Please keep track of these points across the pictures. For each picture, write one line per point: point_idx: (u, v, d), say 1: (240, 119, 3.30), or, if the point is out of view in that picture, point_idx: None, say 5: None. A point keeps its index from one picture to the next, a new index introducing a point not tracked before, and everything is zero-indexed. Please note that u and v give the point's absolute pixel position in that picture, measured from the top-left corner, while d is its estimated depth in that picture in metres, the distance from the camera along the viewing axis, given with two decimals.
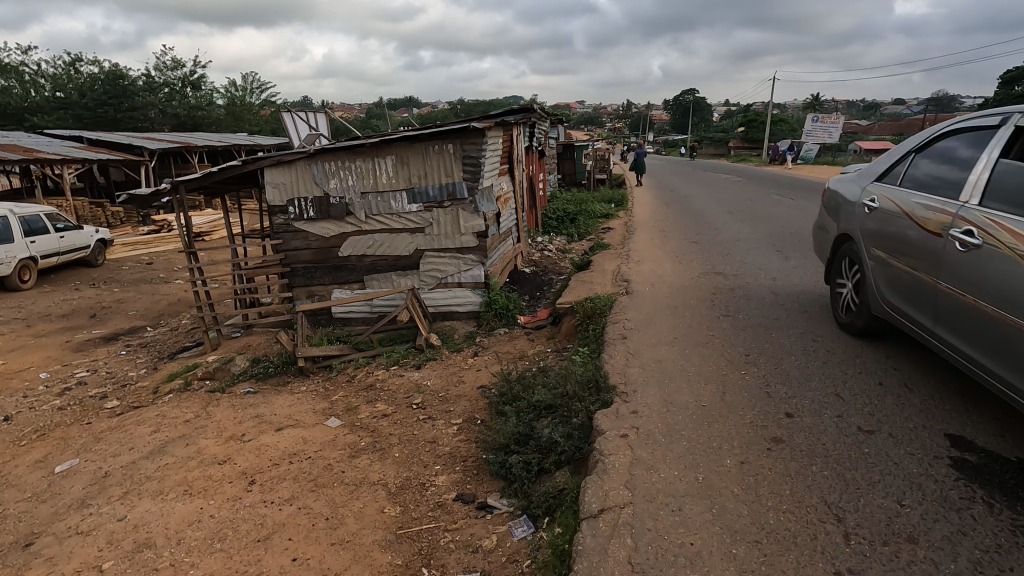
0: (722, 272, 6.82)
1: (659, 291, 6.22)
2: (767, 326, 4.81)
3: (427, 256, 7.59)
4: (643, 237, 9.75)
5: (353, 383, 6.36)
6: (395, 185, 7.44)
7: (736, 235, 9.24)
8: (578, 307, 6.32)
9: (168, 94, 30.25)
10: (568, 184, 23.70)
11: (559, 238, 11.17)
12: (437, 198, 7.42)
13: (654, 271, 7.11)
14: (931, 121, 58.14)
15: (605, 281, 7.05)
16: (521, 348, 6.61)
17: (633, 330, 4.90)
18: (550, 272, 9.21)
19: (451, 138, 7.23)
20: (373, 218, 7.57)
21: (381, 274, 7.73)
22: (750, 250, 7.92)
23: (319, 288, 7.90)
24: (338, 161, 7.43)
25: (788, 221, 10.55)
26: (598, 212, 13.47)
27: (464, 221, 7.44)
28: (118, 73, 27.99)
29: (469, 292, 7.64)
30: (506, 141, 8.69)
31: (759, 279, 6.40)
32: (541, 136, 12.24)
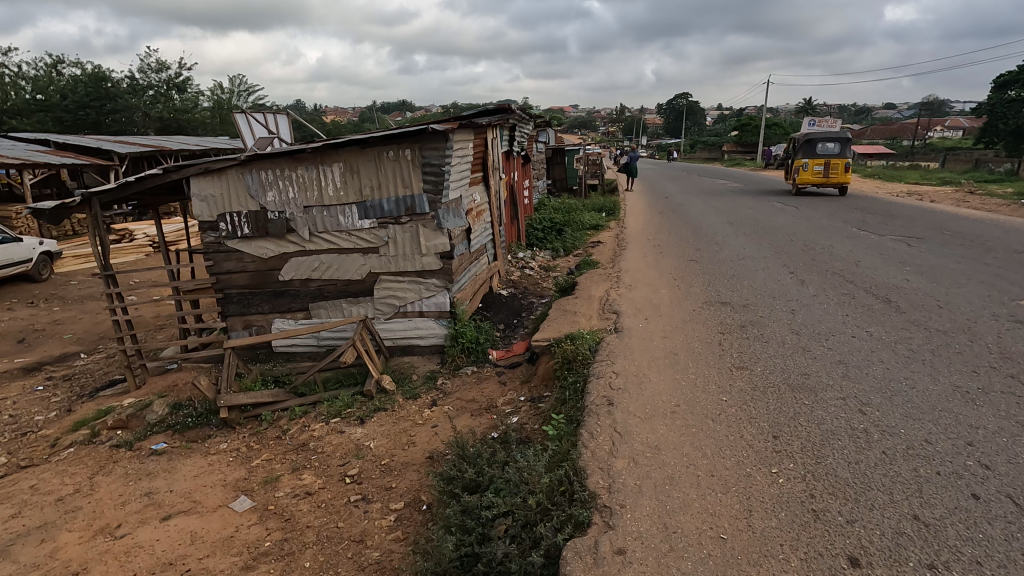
0: (731, 302, 5.76)
1: (657, 326, 5.15)
2: (797, 386, 3.73)
3: (382, 280, 6.47)
4: (636, 253, 8.69)
5: (283, 441, 5.22)
6: (343, 197, 6.32)
7: (741, 251, 8.20)
8: (557, 347, 5.23)
9: (150, 95, 29.03)
10: (559, 190, 22.75)
11: (543, 254, 10.10)
12: (393, 212, 6.30)
13: (651, 298, 6.04)
14: (921, 124, 57.78)
15: (590, 312, 5.95)
16: (489, 396, 5.50)
17: (623, 390, 3.82)
18: (530, 294, 8.12)
19: (408, 143, 6.12)
20: (319, 236, 6.44)
21: (329, 302, 6.59)
22: (761, 272, 6.87)
23: (257, 318, 6.73)
24: (276, 169, 6.31)
25: (797, 235, 9.53)
26: (587, 222, 12.42)
27: (424, 240, 6.33)
28: (101, 74, 26.65)
29: (432, 323, 6.52)
30: (478, 146, 7.60)
31: (776, 312, 5.33)
32: (524, 140, 11.15)
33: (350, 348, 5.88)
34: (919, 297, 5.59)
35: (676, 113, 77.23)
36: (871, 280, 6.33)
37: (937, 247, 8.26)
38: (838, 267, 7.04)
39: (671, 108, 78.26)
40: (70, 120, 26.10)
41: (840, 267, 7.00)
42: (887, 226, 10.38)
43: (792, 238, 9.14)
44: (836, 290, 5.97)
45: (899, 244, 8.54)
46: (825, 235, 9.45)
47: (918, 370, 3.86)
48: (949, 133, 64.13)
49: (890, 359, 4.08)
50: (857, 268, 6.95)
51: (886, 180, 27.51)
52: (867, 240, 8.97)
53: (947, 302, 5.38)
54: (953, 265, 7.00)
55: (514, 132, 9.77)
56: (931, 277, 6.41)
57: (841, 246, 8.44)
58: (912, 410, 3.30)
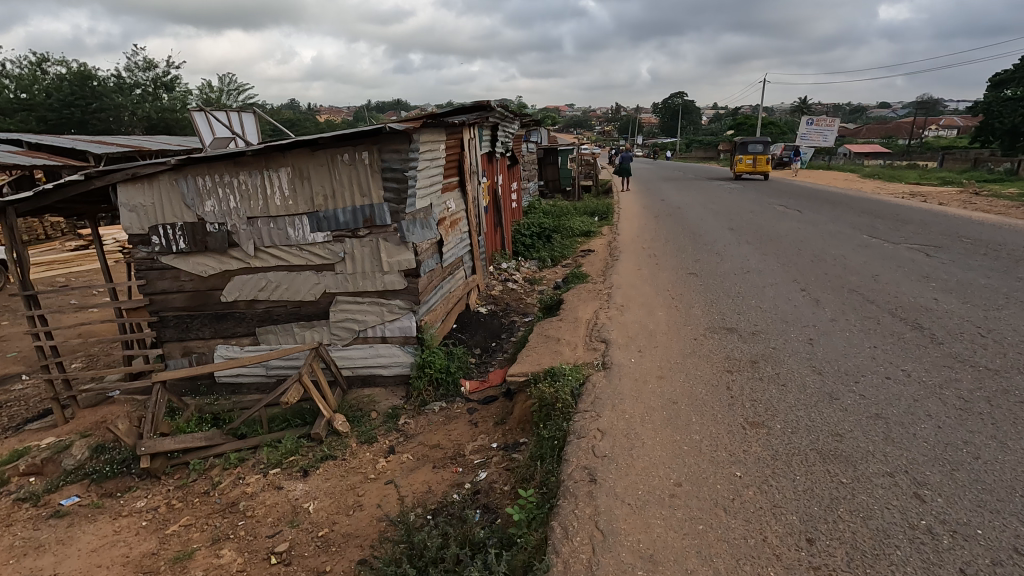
0: (737, 328, 4.99)
1: (653, 361, 4.36)
2: (829, 454, 2.94)
3: (339, 302, 5.66)
4: (630, 264, 7.92)
5: (211, 499, 4.40)
6: (292, 207, 5.50)
7: (746, 264, 7.44)
8: (535, 385, 4.44)
9: (138, 95, 27.48)
10: (552, 191, 22.00)
11: (529, 264, 9.33)
12: (350, 224, 5.49)
13: (646, 323, 5.25)
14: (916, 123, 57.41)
15: (576, 340, 5.16)
16: (457, 442, 4.71)
17: (610, 459, 3.02)
18: (511, 311, 7.32)
19: (366, 145, 5.30)
20: (266, 251, 5.62)
21: (279, 327, 5.77)
22: (769, 291, 6.09)
23: (197, 344, 5.90)
24: (215, 174, 5.48)
25: (804, 243, 8.78)
26: (578, 228, 11.65)
27: (385, 256, 5.52)
28: (81, 72, 25.77)
29: (396, 350, 5.71)
30: (452, 147, 6.79)
31: (792, 343, 4.55)
32: (510, 140, 10.33)
33: (296, 385, 5.06)
34: (955, 323, 4.83)
35: (671, 112, 76.61)
36: (895, 300, 5.58)
37: (959, 258, 7.52)
38: (855, 283, 6.28)
39: (667, 107, 77.65)
40: (54, 117, 24.27)
41: (858, 284, 6.23)
42: (898, 232, 9.67)
43: (800, 247, 8.39)
44: (857, 314, 5.21)
45: (917, 255, 7.80)
46: (835, 243, 8.70)
47: (977, 431, 3.09)
48: (943, 132, 63.86)
49: (940, 412, 3.30)
50: (877, 285, 6.18)
51: (885, 180, 26.93)
52: (881, 249, 8.22)
53: (990, 330, 4.62)
54: (984, 280, 6.27)
55: (498, 132, 8.95)
56: (963, 295, 5.67)
57: (854, 257, 7.70)
58: (986, 497, 2.52)
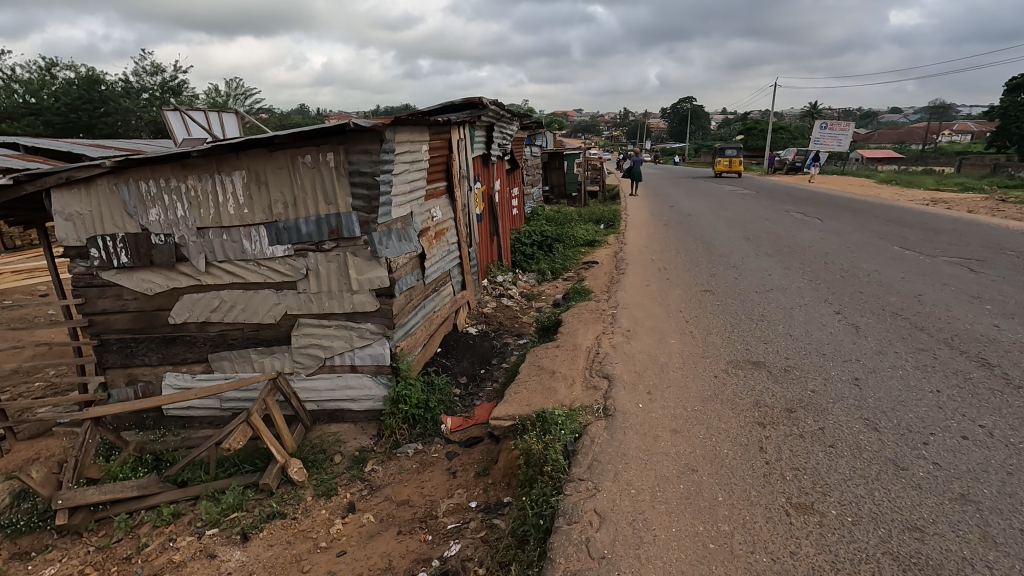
0: (766, 363, 4.19)
1: (666, 408, 3.57)
2: (911, 565, 2.15)
3: (302, 325, 4.92)
4: (637, 280, 7.15)
5: (132, 568, 3.67)
6: (248, 215, 4.78)
7: (767, 281, 6.63)
8: (524, 433, 3.67)
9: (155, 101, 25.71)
10: (557, 197, 21.22)
11: (528, 277, 8.57)
12: (313, 236, 4.76)
13: (657, 354, 4.46)
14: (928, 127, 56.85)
15: (573, 375, 4.38)
16: (430, 498, 3.94)
17: (612, 565, 2.23)
18: (504, 331, 6.56)
19: (331, 144, 4.57)
20: (219, 266, 4.90)
21: (234, 353, 5.05)
22: (798, 316, 5.28)
23: (143, 371, 5.18)
24: (159, 178, 4.76)
25: (830, 255, 7.97)
26: (582, 237, 10.87)
27: (354, 273, 4.78)
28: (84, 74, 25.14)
29: (368, 381, 4.96)
30: (438, 149, 6.05)
31: (836, 385, 3.75)
32: (509, 142, 9.58)
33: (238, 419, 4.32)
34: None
35: (680, 117, 75.68)
36: (949, 327, 4.80)
37: (1007, 274, 6.69)
38: (896, 305, 5.47)
39: (676, 112, 76.69)
40: (62, 123, 22.31)
41: (900, 306, 5.42)
42: (930, 244, 8.84)
43: (827, 261, 7.58)
44: (907, 346, 4.41)
45: (959, 269, 6.98)
46: (864, 256, 7.88)
47: None
48: (959, 137, 62.51)
49: None
50: (922, 307, 5.37)
51: (903, 186, 25.93)
52: (916, 263, 7.40)
53: None
54: None
55: (494, 133, 8.21)
56: None
57: (890, 272, 6.90)
58: None
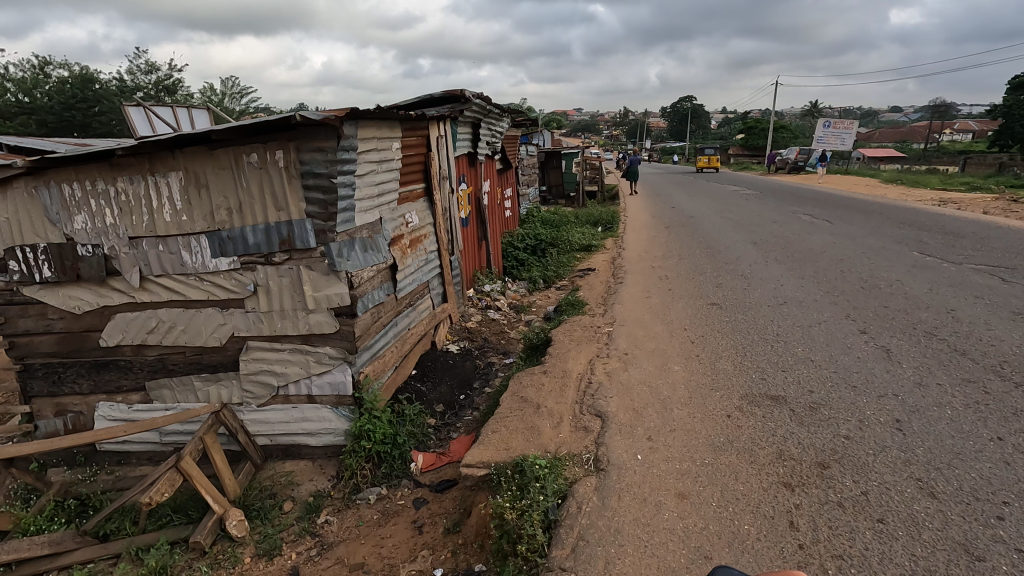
0: (788, 399, 3.55)
1: (670, 460, 2.93)
2: None
3: (251, 349, 4.29)
4: (637, 291, 6.51)
5: None
6: (186, 223, 4.15)
7: (780, 294, 5.99)
8: (501, 487, 3.04)
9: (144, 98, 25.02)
10: (555, 196, 20.57)
11: (518, 286, 7.93)
12: (261, 247, 4.13)
13: (659, 386, 3.82)
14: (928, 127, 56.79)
15: (561, 411, 3.73)
16: (389, 561, 3.31)
17: None
18: (488, 349, 5.93)
19: (279, 141, 3.93)
20: (156, 281, 4.27)
21: (176, 381, 4.41)
22: (819, 335, 4.65)
23: (73, 401, 4.55)
24: (83, 180, 4.13)
25: (845, 263, 7.34)
26: (578, 241, 10.22)
27: (309, 290, 4.15)
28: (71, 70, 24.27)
29: (327, 413, 4.33)
30: (413, 147, 5.42)
31: (875, 430, 3.11)
32: (499, 139, 8.93)
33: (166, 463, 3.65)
34: None
35: (681, 115, 74.93)
36: (996, 351, 4.16)
37: None
38: (929, 323, 4.83)
39: (677, 110, 75.93)
40: (55, 121, 20.78)
41: (933, 324, 4.78)
42: (951, 249, 8.21)
43: (843, 270, 6.94)
44: (950, 376, 3.78)
45: (991, 279, 6.34)
46: (883, 264, 7.24)
47: None
48: (961, 136, 61.93)
49: None
50: (958, 326, 4.74)
51: (908, 186, 25.29)
52: (940, 271, 6.77)
53: None
54: None
55: (481, 130, 7.56)
56: None
57: (915, 283, 6.26)
58: None
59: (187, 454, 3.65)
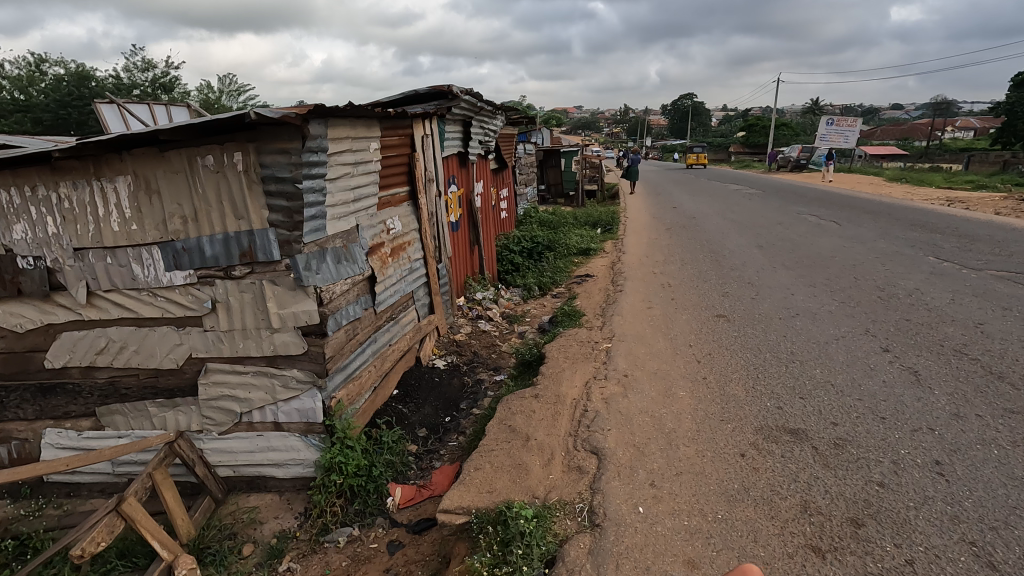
0: (809, 434, 3.14)
1: (678, 514, 2.52)
2: None
3: (211, 372, 3.88)
4: (637, 301, 6.10)
5: None
6: (136, 233, 3.73)
7: (791, 305, 5.57)
8: (482, 543, 2.63)
9: (136, 96, 24.61)
10: (554, 195, 20.13)
11: (512, 293, 7.52)
12: (220, 259, 3.71)
13: (663, 416, 3.40)
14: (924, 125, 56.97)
15: (552, 446, 3.32)
16: None
17: None
18: (477, 364, 5.52)
19: (237, 141, 3.51)
20: (105, 297, 3.85)
21: (129, 406, 4.00)
22: (837, 354, 4.24)
23: (17, 428, 4.14)
24: (22, 184, 3.71)
25: (857, 269, 6.92)
26: (576, 244, 9.79)
27: (274, 307, 3.73)
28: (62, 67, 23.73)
29: (295, 442, 3.92)
30: (395, 148, 5.00)
31: (912, 475, 2.70)
32: (493, 138, 8.51)
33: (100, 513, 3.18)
34: None
35: (681, 112, 74.37)
36: None
37: None
38: (956, 340, 4.42)
39: (676, 108, 75.44)
40: (52, 121, 20.23)
41: (962, 342, 4.37)
42: (969, 254, 7.79)
43: (857, 277, 6.52)
44: (990, 405, 3.36)
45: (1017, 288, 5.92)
46: (898, 270, 6.82)
47: None
48: (963, 133, 61.46)
49: None
50: (990, 344, 4.32)
51: (913, 185, 24.85)
52: (960, 279, 6.36)
53: None
54: None
55: (472, 129, 7.14)
56: None
57: (936, 292, 5.84)
58: None
59: (130, 494, 3.23)
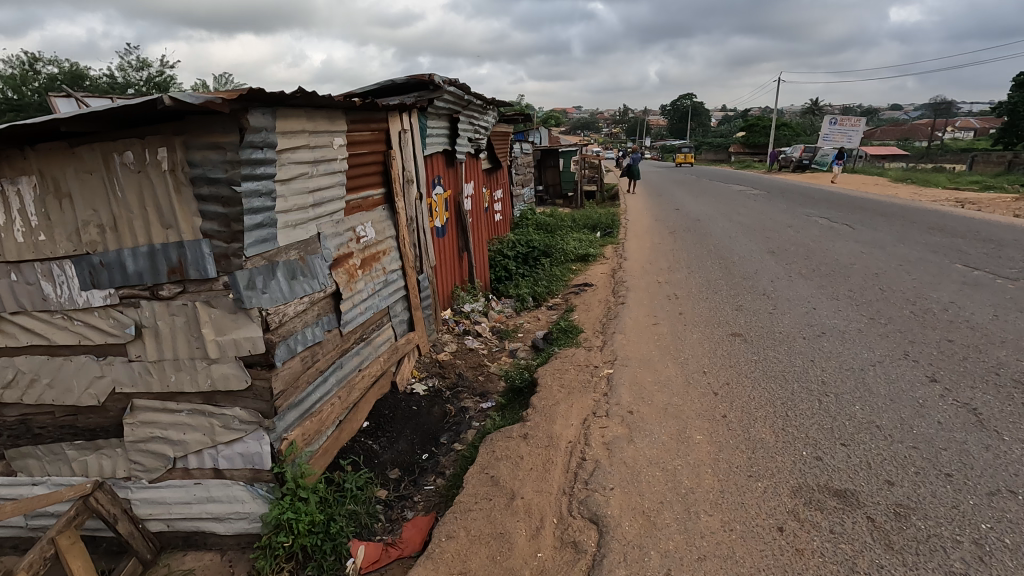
0: (860, 498, 2.54)
1: None
2: None
3: (138, 410, 3.26)
4: (642, 315, 5.48)
5: None
6: (44, 245, 3.12)
7: (815, 322, 4.96)
8: None
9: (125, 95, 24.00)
10: (552, 196, 19.52)
11: (505, 305, 6.91)
12: (144, 275, 3.09)
13: (678, 471, 2.80)
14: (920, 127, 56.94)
15: (542, 508, 2.71)
16: None
17: None
18: (462, 388, 4.90)
19: (161, 134, 2.90)
20: (11, 320, 3.24)
21: (45, 448, 3.39)
22: (878, 386, 3.63)
23: None
24: None
25: (882, 278, 6.32)
26: (574, 249, 9.18)
27: (210, 334, 3.12)
28: None
29: (238, 493, 3.30)
30: (367, 145, 4.39)
31: (1005, 566, 2.10)
32: (485, 135, 7.90)
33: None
34: None
35: (681, 112, 73.81)
36: None
37: None
38: (1014, 368, 3.82)
39: (676, 107, 74.87)
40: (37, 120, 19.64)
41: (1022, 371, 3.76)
42: (999, 261, 7.19)
43: (883, 288, 5.92)
44: None
45: None
46: (927, 281, 6.21)
47: None
48: (965, 134, 60.95)
49: None
50: None
51: (920, 185, 24.28)
52: (998, 290, 5.75)
53: None
54: None
55: (459, 125, 6.53)
56: None
57: (975, 306, 5.23)
58: None
59: (21, 570, 2.63)
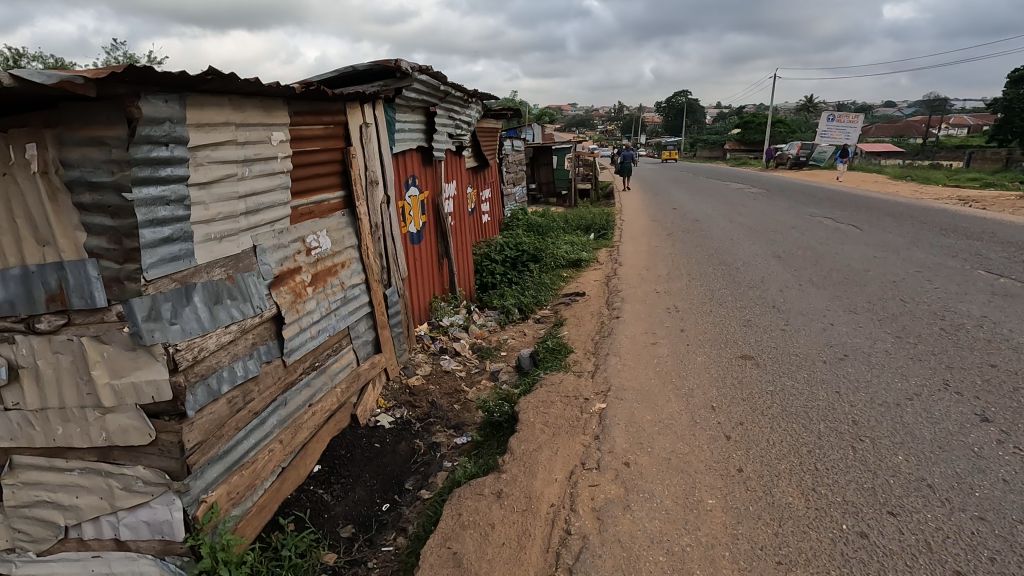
0: None
1: None
2: None
3: (19, 468, 2.64)
4: (639, 332, 4.89)
5: None
6: None
7: (835, 341, 4.37)
8: None
9: None
10: (545, 195, 18.89)
11: (489, 318, 6.31)
12: (17, 305, 2.46)
13: (687, 555, 2.20)
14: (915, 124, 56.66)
15: None
16: None
17: None
18: (435, 418, 4.29)
19: (29, 126, 2.29)
20: None
21: None
22: (922, 428, 3.05)
23: None
24: None
25: (902, 288, 5.74)
26: (566, 254, 8.57)
27: (103, 377, 2.50)
28: None
29: (144, 568, 2.69)
30: (319, 141, 3.78)
31: None
32: (468, 131, 7.28)
33: None
34: None
35: (677, 109, 73.23)
36: None
37: None
38: None
39: (671, 104, 74.29)
40: None
41: None
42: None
43: (906, 299, 5.34)
44: None
45: None
46: (953, 291, 5.63)
47: None
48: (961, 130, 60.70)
49: None
50: None
51: (921, 183, 23.76)
52: None
53: None
54: None
55: (436, 119, 5.91)
56: None
57: (1013, 321, 4.65)
58: None
59: None
